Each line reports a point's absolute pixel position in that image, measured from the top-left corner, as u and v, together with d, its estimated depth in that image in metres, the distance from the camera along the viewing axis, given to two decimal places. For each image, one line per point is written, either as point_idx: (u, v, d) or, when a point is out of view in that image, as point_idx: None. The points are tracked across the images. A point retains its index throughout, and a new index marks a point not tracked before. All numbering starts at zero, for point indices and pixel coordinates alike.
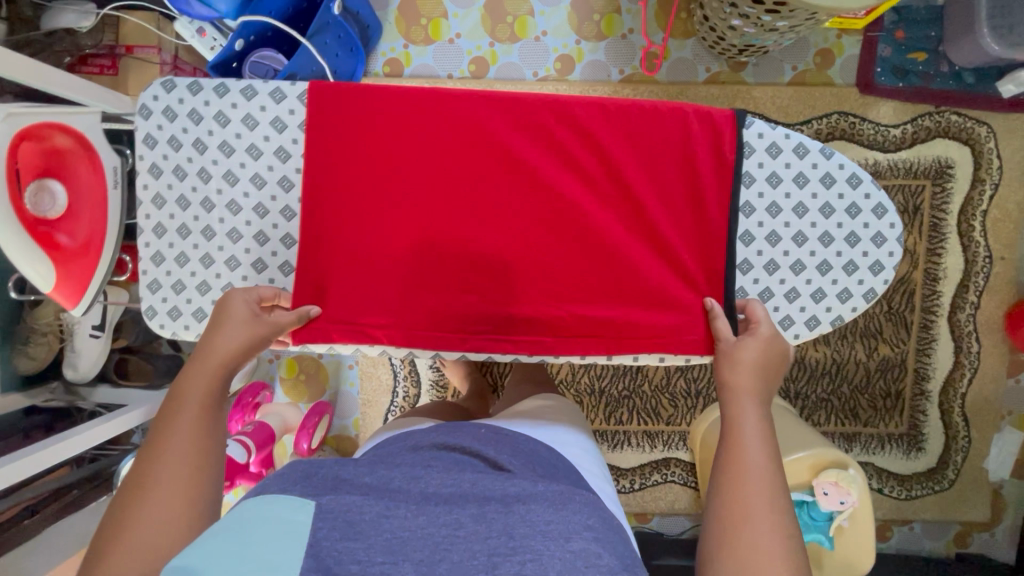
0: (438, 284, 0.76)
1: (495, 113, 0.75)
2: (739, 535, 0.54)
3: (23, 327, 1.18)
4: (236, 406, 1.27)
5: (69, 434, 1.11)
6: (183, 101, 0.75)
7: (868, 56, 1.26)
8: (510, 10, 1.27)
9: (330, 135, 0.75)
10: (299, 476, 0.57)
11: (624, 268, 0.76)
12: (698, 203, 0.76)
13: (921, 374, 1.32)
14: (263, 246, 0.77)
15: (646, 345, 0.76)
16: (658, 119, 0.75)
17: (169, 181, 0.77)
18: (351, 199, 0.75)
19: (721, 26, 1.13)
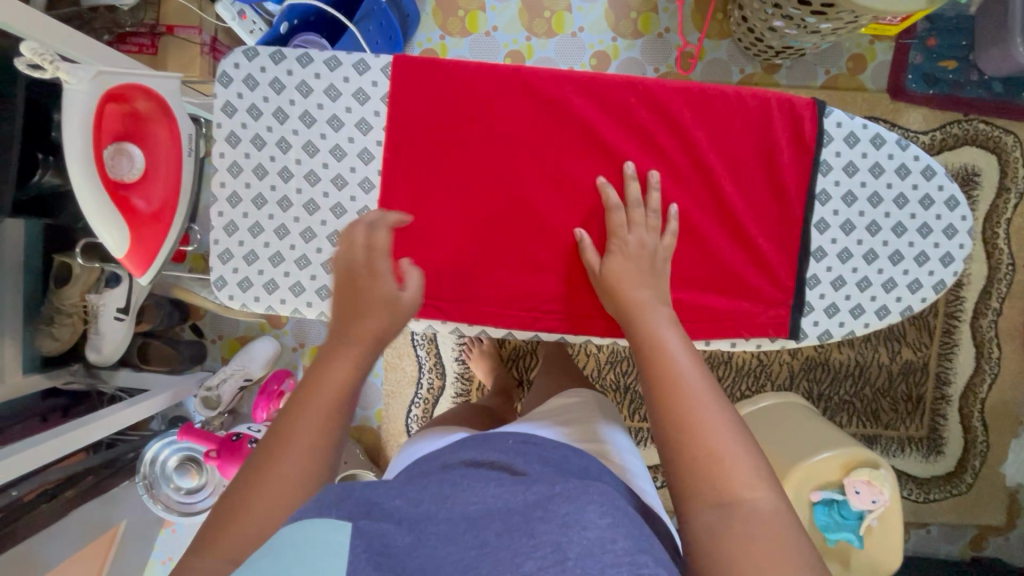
0: (517, 261, 0.76)
1: (577, 93, 0.75)
2: (698, 454, 0.55)
3: (48, 307, 1.16)
4: (262, 394, 1.26)
5: (88, 420, 1.09)
6: (265, 70, 0.75)
7: (899, 62, 1.27)
8: (547, 5, 1.28)
9: (414, 109, 0.75)
10: (335, 499, 0.52)
11: (703, 250, 0.76)
12: (774, 190, 0.77)
13: (942, 378, 1.34)
14: (339, 219, 0.76)
15: (721, 329, 0.77)
16: (741, 102, 0.75)
17: (246, 150, 0.76)
18: (432, 174, 0.75)
19: (760, 28, 1.14)
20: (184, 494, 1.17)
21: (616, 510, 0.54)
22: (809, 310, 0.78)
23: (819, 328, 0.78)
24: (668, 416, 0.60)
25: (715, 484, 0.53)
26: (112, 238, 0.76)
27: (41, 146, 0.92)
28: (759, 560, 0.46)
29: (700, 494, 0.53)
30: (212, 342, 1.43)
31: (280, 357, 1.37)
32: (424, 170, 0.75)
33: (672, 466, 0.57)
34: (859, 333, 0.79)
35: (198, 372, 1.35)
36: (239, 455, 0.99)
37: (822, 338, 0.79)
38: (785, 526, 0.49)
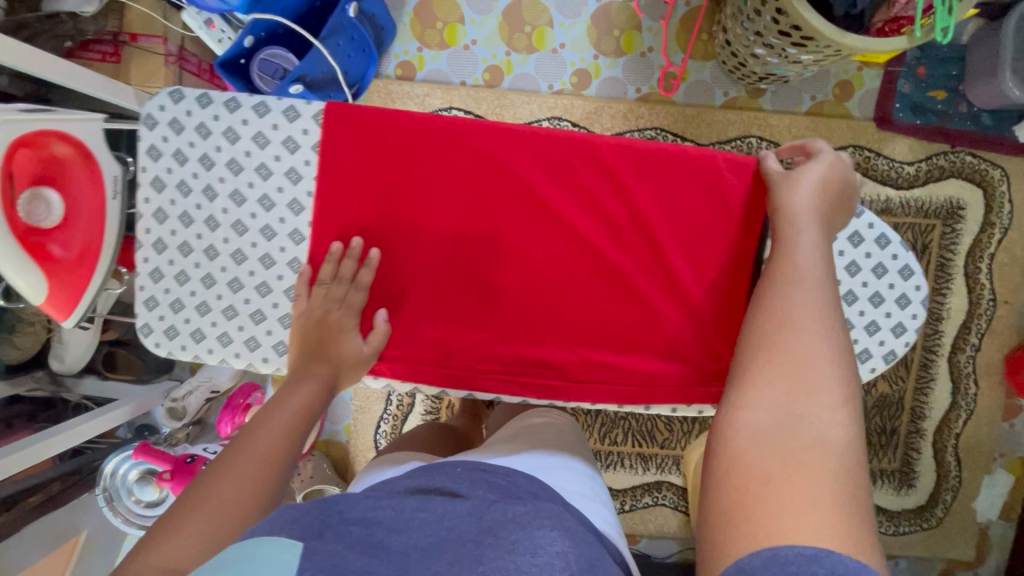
0: (457, 318, 0.76)
1: (514, 147, 0.74)
2: (796, 365, 0.56)
3: (9, 316, 1.11)
4: (227, 407, 1.26)
5: (52, 432, 1.07)
6: (192, 114, 0.74)
7: (887, 91, 1.25)
8: (528, 20, 1.24)
9: (349, 160, 0.74)
10: (286, 519, 0.53)
11: (635, 311, 0.76)
12: (712, 254, 0.75)
13: (917, 413, 1.32)
14: (268, 269, 0.76)
15: (655, 395, 0.76)
16: (678, 163, 0.74)
17: (172, 197, 0.75)
18: (372, 228, 0.75)
19: (743, 53, 1.11)
20: (145, 507, 1.15)
21: (566, 533, 0.57)
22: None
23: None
24: (778, 324, 0.60)
25: (797, 402, 0.53)
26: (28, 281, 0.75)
27: None
28: (795, 475, 0.47)
29: (773, 403, 0.54)
30: None
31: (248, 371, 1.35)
32: (360, 225, 0.75)
33: (755, 372, 0.58)
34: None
35: (164, 382, 1.34)
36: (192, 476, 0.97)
37: None
38: (843, 460, 0.49)
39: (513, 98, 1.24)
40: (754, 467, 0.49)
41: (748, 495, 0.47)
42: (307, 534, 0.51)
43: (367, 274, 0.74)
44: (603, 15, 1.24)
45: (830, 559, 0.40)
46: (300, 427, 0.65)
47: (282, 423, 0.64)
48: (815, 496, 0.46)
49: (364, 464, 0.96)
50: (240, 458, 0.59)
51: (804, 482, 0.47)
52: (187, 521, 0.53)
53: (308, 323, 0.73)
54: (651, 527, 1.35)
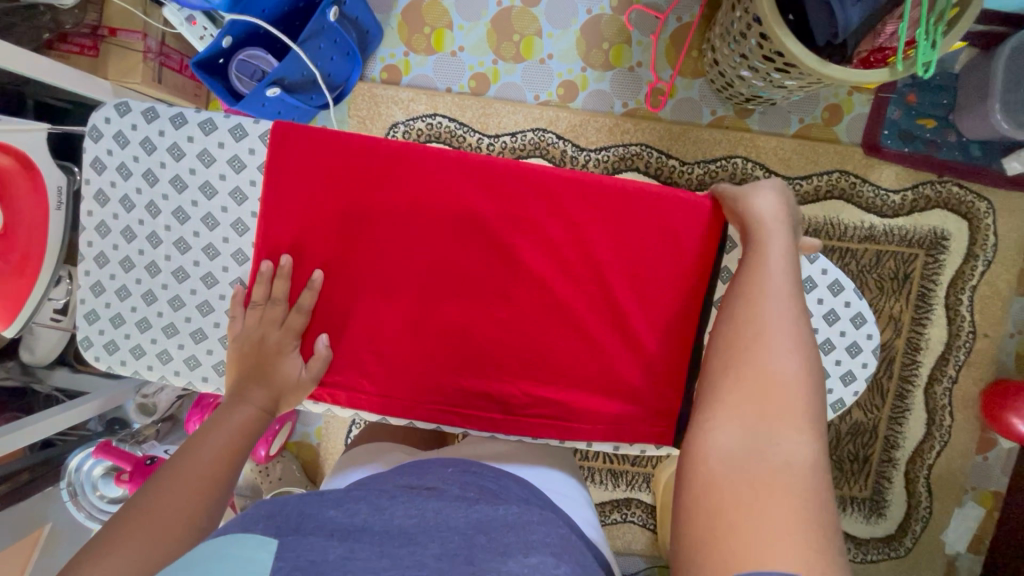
0: (405, 346, 0.77)
1: (457, 174, 0.74)
2: (765, 385, 0.55)
3: None
4: (196, 406, 1.23)
5: (22, 424, 1.06)
6: (137, 128, 0.74)
7: (877, 117, 1.23)
8: (517, 29, 1.23)
9: (291, 180, 0.73)
10: (262, 516, 0.57)
11: (575, 346, 0.76)
12: (652, 293, 0.75)
13: (891, 441, 1.32)
14: (210, 289, 0.76)
15: (595, 432, 0.76)
16: (624, 200, 0.74)
17: (115, 211, 0.75)
18: (313, 250, 0.75)
19: (730, 73, 1.09)
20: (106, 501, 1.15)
21: (559, 540, 0.62)
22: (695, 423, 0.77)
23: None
24: (748, 343, 0.58)
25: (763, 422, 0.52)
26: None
27: None
28: (758, 498, 0.47)
29: (740, 424, 0.53)
30: None
31: None
32: (300, 247, 0.75)
33: (724, 388, 0.57)
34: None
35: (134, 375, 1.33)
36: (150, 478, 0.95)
37: None
38: (810, 481, 0.48)
39: (498, 107, 1.23)
40: (725, 493, 0.48)
41: (716, 521, 0.47)
42: (280, 532, 0.54)
43: (309, 297, 0.74)
44: (592, 27, 1.22)
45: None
46: (239, 445, 0.66)
47: (218, 443, 0.65)
48: (779, 517, 0.45)
49: (339, 458, 0.96)
50: (181, 475, 0.60)
51: (771, 505, 0.46)
52: (124, 533, 0.54)
53: (245, 345, 0.73)
54: (619, 544, 1.36)
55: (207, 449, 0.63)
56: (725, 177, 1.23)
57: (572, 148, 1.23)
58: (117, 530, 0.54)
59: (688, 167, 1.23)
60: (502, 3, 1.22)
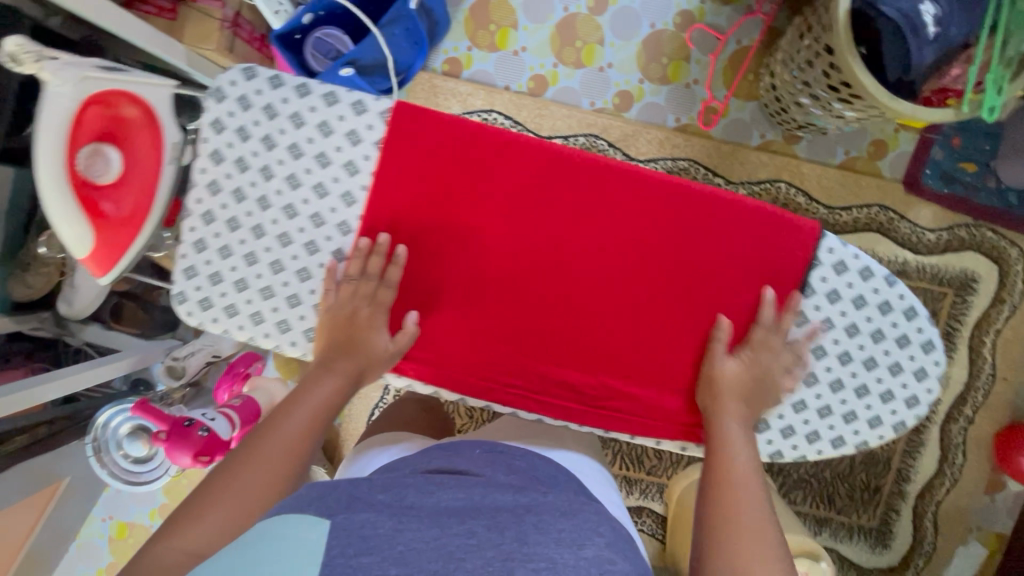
0: (492, 331, 0.79)
1: (566, 170, 0.76)
2: (752, 554, 0.62)
3: (27, 254, 1.12)
4: (226, 373, 1.23)
5: (48, 378, 1.05)
6: (261, 93, 0.76)
7: (919, 156, 1.26)
8: (580, 35, 1.25)
9: (404, 159, 0.75)
10: (312, 497, 0.59)
11: (658, 348, 0.79)
12: (741, 305, 0.78)
13: (902, 474, 1.35)
14: (312, 256, 0.78)
15: (668, 430, 0.81)
16: (725, 212, 0.76)
17: (228, 171, 0.77)
18: (415, 228, 0.77)
19: (787, 99, 1.12)
20: (132, 463, 1.16)
21: (612, 532, 0.62)
22: (766, 427, 0.81)
23: (772, 448, 0.81)
24: (721, 531, 0.65)
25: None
26: (74, 236, 0.72)
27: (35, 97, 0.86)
28: None
29: None
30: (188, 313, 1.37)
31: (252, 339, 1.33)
32: (404, 226, 0.77)
33: (717, 554, 0.63)
34: (811, 457, 0.82)
35: (167, 339, 1.33)
36: (187, 442, 0.95)
37: (773, 456, 0.82)
38: None
39: (554, 109, 1.25)
40: None
41: None
42: (332, 511, 0.57)
43: (396, 272, 0.76)
44: (654, 41, 1.25)
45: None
46: (319, 419, 0.71)
47: (301, 416, 0.70)
48: None
49: (372, 438, 0.96)
50: (265, 444, 0.67)
51: None
52: (214, 496, 0.63)
53: (337, 317, 0.76)
54: None
55: (290, 421, 0.69)
56: (769, 199, 1.26)
57: (622, 157, 1.25)
58: (210, 490, 0.63)
59: (733, 187, 1.25)
60: (569, 8, 1.25)
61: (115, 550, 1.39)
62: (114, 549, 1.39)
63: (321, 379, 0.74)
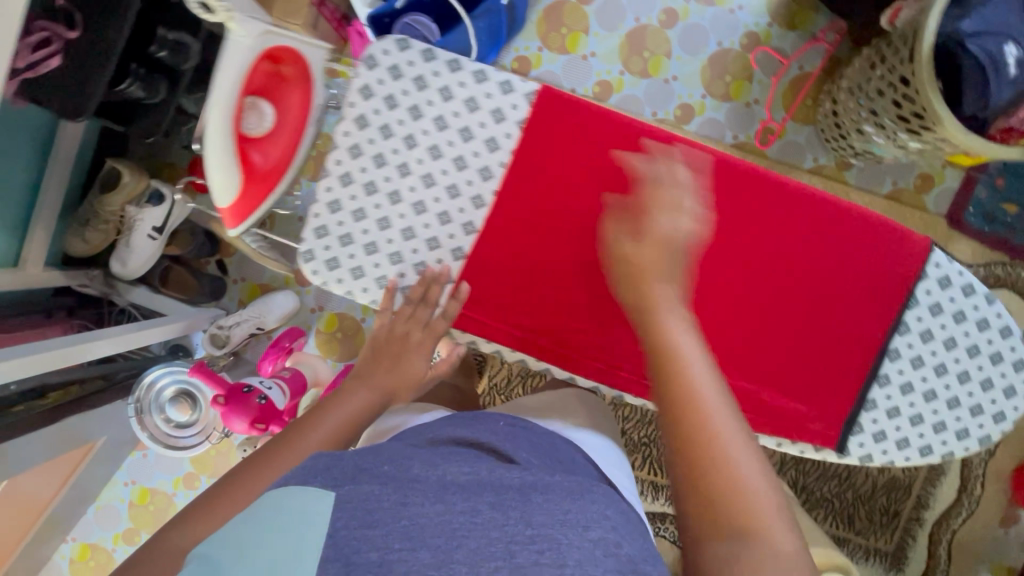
0: (605, 313, 0.81)
1: (691, 164, 0.78)
2: (728, 481, 0.55)
3: (89, 210, 1.15)
4: (271, 347, 1.23)
5: (92, 337, 1.04)
6: (414, 65, 0.80)
7: (963, 193, 1.31)
8: (649, 47, 1.29)
9: (541, 144, 0.80)
10: (320, 466, 0.55)
11: (766, 344, 0.79)
12: (854, 306, 0.78)
13: (922, 500, 1.37)
14: (444, 226, 0.81)
15: (773, 428, 0.79)
16: (845, 216, 0.77)
17: (372, 137, 0.80)
18: (540, 207, 0.80)
19: (848, 126, 1.16)
20: (174, 426, 1.15)
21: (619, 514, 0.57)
22: (858, 430, 0.80)
23: (863, 450, 0.80)
24: (698, 466, 0.56)
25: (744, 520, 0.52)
26: (220, 184, 0.79)
27: (136, 57, 0.91)
28: None
29: (723, 529, 0.52)
30: (233, 283, 1.37)
31: (295, 315, 1.33)
32: (532, 205, 0.80)
33: (692, 491, 0.56)
34: (897, 464, 0.81)
35: (212, 309, 1.32)
36: (245, 408, 0.96)
37: (863, 460, 0.80)
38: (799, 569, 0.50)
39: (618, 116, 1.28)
40: None
41: None
42: (336, 484, 0.53)
43: (454, 306, 0.80)
44: (720, 59, 1.29)
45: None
46: (355, 424, 0.74)
47: (339, 416, 0.73)
48: None
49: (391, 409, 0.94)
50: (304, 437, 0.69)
51: None
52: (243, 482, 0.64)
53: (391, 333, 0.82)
54: None
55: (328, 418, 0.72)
56: None
57: None
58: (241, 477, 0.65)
59: None
60: (640, 20, 1.28)
61: (134, 516, 1.38)
62: (133, 515, 1.38)
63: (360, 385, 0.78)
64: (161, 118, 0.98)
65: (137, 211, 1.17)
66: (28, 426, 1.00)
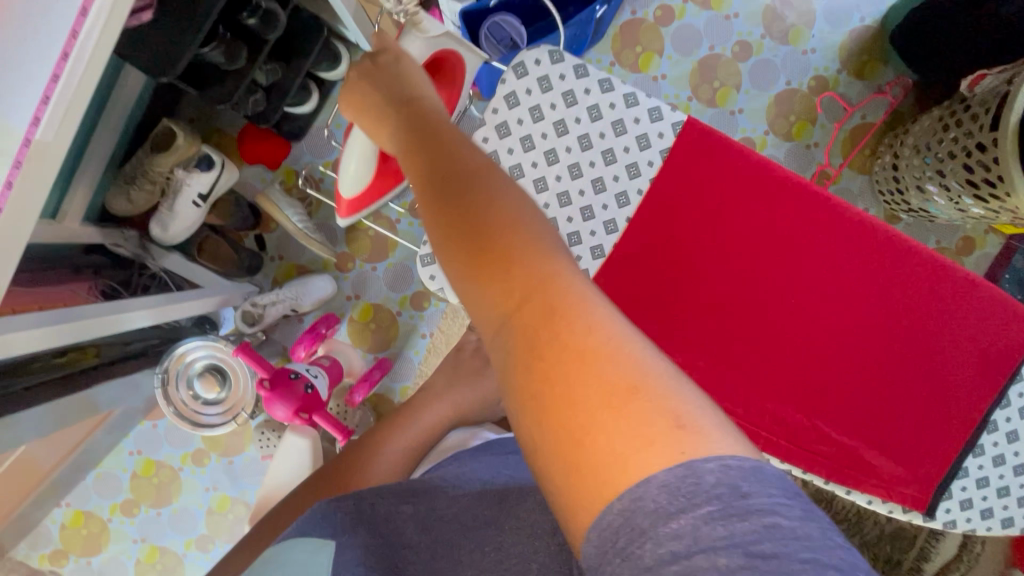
0: (716, 353, 0.81)
1: (824, 217, 0.79)
2: (504, 266, 0.45)
3: (137, 168, 1.11)
4: (308, 333, 1.19)
5: (125, 304, 0.95)
6: (565, 79, 0.82)
7: (1001, 260, 1.34)
8: (719, 76, 1.29)
9: (677, 178, 0.81)
10: (320, 516, 0.61)
11: (869, 400, 0.80)
12: (960, 374, 0.80)
13: (924, 553, 1.40)
14: (572, 247, 0.81)
15: (867, 485, 0.80)
16: (966, 287, 0.79)
17: (512, 146, 0.81)
18: (668, 240, 0.81)
19: (908, 182, 1.17)
20: (199, 402, 1.12)
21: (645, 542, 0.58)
22: (948, 496, 0.81)
23: (949, 516, 0.81)
24: (466, 258, 0.48)
25: (535, 314, 0.43)
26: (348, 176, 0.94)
27: (226, 23, 0.89)
28: (610, 419, 0.38)
29: (516, 336, 0.43)
30: (270, 260, 1.34)
31: (331, 300, 1.30)
32: (660, 237, 0.81)
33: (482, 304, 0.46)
34: (978, 532, 0.82)
35: (246, 285, 1.27)
36: (290, 397, 0.94)
37: (947, 525, 0.81)
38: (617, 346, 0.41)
39: None
40: (586, 421, 0.39)
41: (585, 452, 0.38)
42: (334, 534, 0.58)
43: None
44: (787, 97, 1.30)
45: (739, 473, 0.36)
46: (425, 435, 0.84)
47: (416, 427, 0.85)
48: (637, 430, 0.38)
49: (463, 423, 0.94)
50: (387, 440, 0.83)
51: (631, 421, 0.38)
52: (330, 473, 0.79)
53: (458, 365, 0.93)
54: None
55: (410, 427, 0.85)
56: None
57: None
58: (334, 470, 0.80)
59: None
60: (714, 49, 1.29)
61: (135, 488, 1.33)
62: (134, 487, 1.33)
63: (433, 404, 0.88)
64: (237, 86, 0.94)
65: (185, 175, 1.12)
66: (46, 395, 0.91)
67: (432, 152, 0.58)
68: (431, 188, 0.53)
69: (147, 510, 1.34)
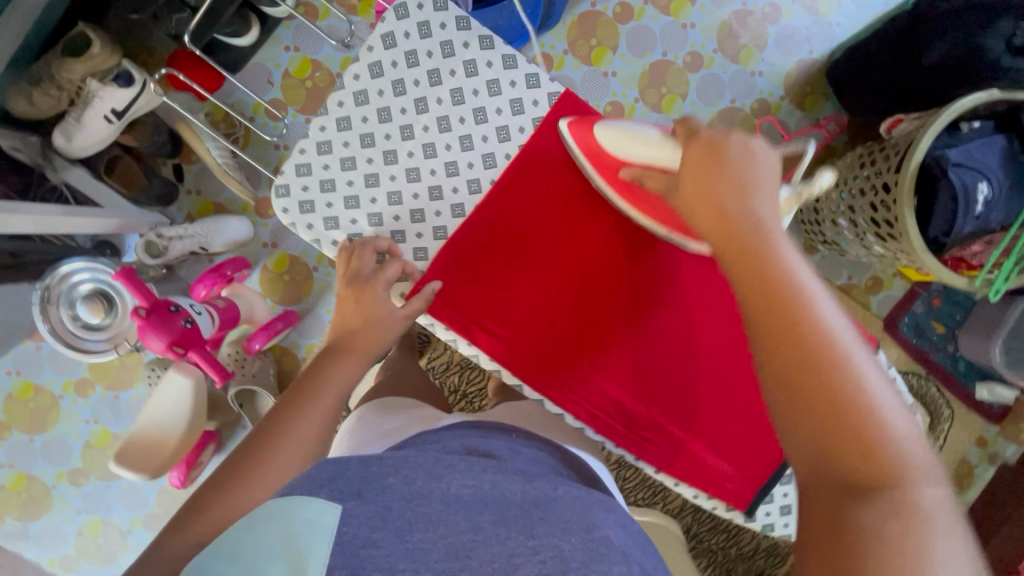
0: (567, 333, 0.84)
1: None
2: (851, 444, 0.42)
3: (43, 69, 1.04)
4: (210, 271, 1.13)
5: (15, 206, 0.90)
6: (444, 29, 0.87)
7: (904, 303, 1.38)
8: (668, 83, 1.30)
9: (549, 153, 0.86)
10: (326, 474, 0.50)
11: (710, 402, 0.83)
12: None
13: None
14: (432, 201, 0.87)
15: (694, 478, 0.85)
16: None
17: (382, 90, 0.87)
18: (529, 206, 0.85)
19: (824, 214, 1.21)
20: (81, 327, 1.06)
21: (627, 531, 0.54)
22: (768, 498, 0.86)
23: (768, 519, 0.88)
24: (801, 416, 0.44)
25: (873, 496, 0.41)
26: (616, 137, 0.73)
27: None
28: None
29: (842, 505, 0.41)
30: (186, 194, 1.30)
31: (245, 245, 1.27)
32: (525, 205, 0.85)
33: (803, 461, 0.44)
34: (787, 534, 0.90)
35: (155, 215, 1.23)
36: (167, 328, 0.90)
37: (766, 526, 0.88)
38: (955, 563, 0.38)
39: None
40: None
41: None
42: (343, 496, 0.48)
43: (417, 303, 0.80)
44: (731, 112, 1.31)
45: None
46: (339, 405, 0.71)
47: (323, 405, 0.69)
48: None
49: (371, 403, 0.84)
50: (288, 428, 0.67)
51: None
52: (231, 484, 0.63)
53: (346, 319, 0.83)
54: None
55: (316, 404, 0.69)
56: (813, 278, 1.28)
57: None
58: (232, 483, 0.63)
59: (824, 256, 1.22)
60: (666, 54, 1.30)
61: (8, 410, 1.26)
62: (8, 409, 1.26)
63: (337, 365, 0.74)
64: None
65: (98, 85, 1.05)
66: None
67: (770, 265, 0.49)
68: (767, 319, 0.47)
69: (19, 435, 1.27)
